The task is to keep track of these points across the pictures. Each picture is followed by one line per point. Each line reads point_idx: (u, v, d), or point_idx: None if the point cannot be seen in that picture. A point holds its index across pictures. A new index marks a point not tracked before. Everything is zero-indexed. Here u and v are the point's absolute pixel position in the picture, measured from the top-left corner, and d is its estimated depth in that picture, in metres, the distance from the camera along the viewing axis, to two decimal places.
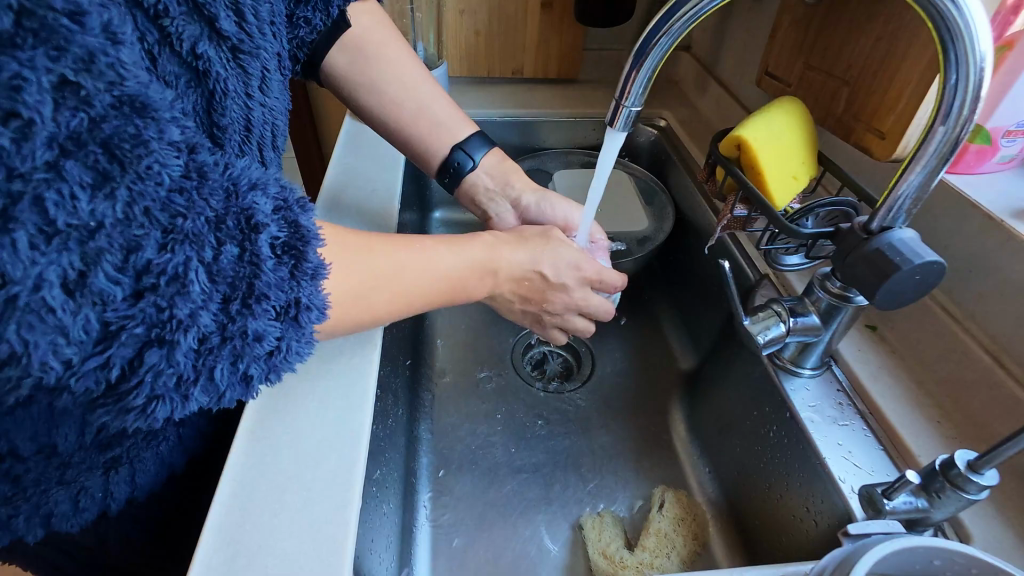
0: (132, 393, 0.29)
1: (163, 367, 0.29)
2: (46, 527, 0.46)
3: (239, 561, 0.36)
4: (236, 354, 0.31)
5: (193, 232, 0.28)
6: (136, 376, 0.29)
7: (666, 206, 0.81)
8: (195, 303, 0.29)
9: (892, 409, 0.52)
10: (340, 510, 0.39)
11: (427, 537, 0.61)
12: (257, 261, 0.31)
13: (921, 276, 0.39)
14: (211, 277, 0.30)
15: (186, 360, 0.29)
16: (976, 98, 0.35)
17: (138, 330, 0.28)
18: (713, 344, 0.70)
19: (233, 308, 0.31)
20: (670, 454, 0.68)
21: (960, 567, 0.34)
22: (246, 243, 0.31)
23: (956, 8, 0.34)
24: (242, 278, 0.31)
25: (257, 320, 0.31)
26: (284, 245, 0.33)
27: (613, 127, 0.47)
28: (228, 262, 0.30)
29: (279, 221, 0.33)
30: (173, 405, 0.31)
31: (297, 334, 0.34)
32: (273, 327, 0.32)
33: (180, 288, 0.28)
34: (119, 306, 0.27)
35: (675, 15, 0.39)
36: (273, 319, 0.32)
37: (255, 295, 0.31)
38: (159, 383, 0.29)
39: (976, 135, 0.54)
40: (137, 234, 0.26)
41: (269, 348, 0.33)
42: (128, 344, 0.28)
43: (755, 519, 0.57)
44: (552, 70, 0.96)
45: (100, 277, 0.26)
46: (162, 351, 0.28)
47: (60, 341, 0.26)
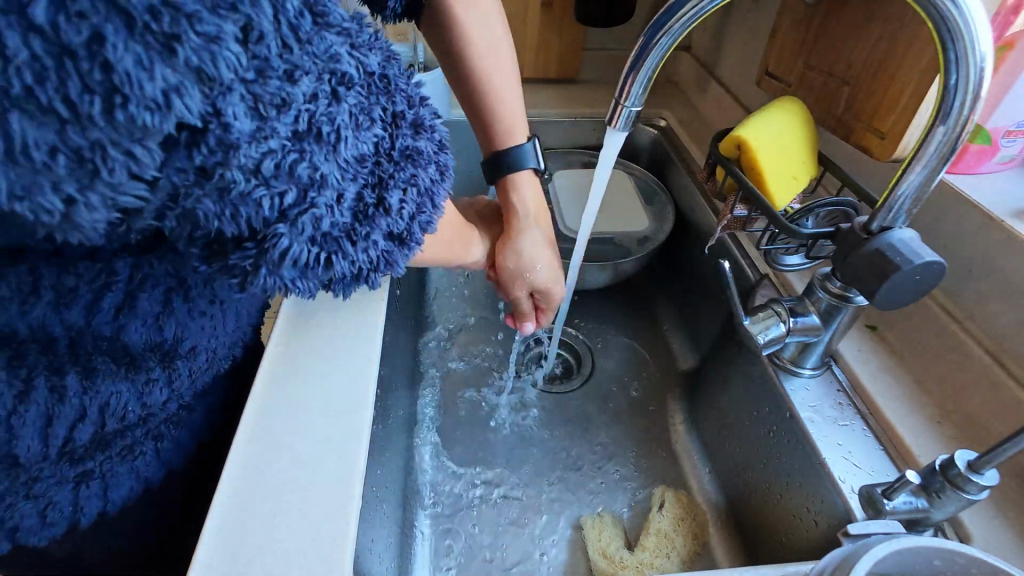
0: (400, 116, 0.35)
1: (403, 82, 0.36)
2: (11, 540, 0.45)
3: (239, 559, 0.37)
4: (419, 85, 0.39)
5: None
6: (396, 92, 0.35)
7: (666, 206, 0.81)
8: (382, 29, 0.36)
9: (892, 409, 0.52)
10: (341, 510, 0.39)
11: (427, 538, 0.61)
12: None
13: (922, 276, 0.39)
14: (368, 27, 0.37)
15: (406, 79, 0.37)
16: (976, 98, 0.35)
17: (381, 43, 0.34)
18: (713, 344, 0.70)
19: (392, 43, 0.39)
20: (670, 455, 0.68)
21: (960, 567, 0.34)
22: None
23: (956, 8, 0.33)
24: None
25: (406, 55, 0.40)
26: None
27: (613, 127, 0.47)
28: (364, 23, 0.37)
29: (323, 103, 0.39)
30: (423, 134, 0.37)
31: None
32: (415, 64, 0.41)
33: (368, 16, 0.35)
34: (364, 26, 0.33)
35: (675, 14, 0.39)
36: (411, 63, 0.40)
37: None
38: (405, 97, 0.36)
39: (976, 135, 0.54)
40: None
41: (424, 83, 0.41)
42: (377, 50, 0.33)
43: (755, 518, 0.57)
44: (553, 69, 0.97)
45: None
46: (395, 64, 0.35)
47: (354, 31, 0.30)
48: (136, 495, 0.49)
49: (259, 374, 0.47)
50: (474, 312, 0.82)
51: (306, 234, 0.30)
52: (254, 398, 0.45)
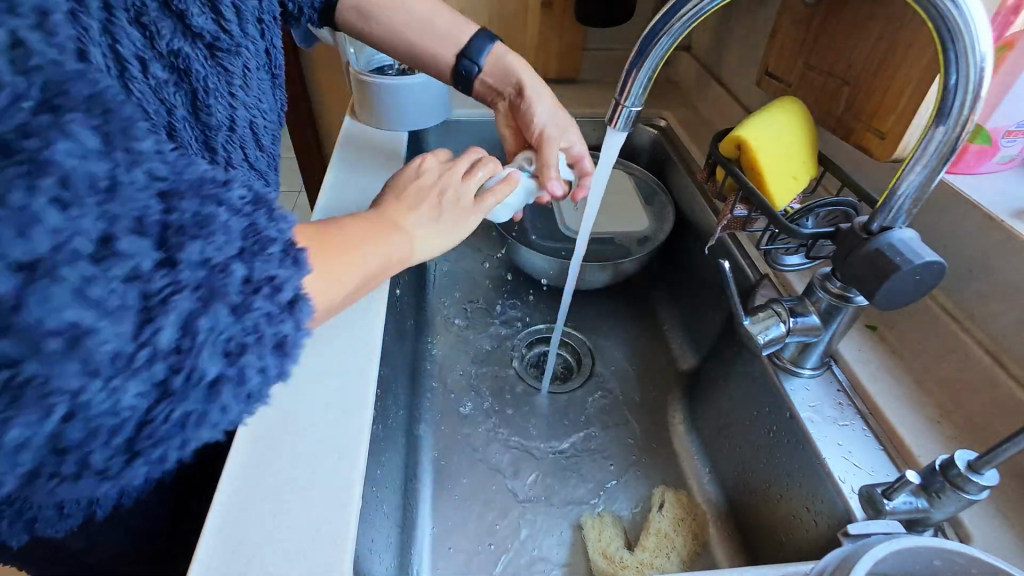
0: (182, 375, 0.26)
1: (212, 329, 0.27)
2: (29, 531, 0.45)
3: (239, 559, 0.37)
4: (271, 308, 0.29)
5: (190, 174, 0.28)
6: (182, 351, 0.26)
7: (666, 206, 0.81)
8: (221, 242, 0.28)
9: (892, 408, 0.52)
10: (342, 510, 0.39)
11: (427, 538, 0.61)
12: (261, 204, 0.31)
13: (922, 276, 0.39)
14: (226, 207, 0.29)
15: (229, 318, 0.27)
16: (977, 98, 0.35)
17: (184, 288, 0.26)
18: (713, 343, 0.70)
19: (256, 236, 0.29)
20: (670, 455, 0.68)
21: (960, 567, 0.34)
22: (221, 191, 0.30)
23: (956, 8, 0.33)
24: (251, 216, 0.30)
25: (272, 258, 0.29)
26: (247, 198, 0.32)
27: (613, 127, 0.47)
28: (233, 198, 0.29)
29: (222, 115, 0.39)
30: (231, 388, 0.28)
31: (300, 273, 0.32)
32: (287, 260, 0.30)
33: (201, 216, 0.27)
34: (151, 270, 0.25)
35: (675, 15, 0.39)
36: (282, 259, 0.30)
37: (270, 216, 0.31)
38: (208, 347, 0.27)
39: (976, 135, 0.54)
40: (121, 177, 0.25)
41: (292, 297, 0.30)
42: (251, 323, 0.28)
43: (755, 518, 0.57)
44: (553, 68, 0.97)
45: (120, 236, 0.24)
46: (206, 305, 0.27)
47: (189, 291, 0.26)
48: (150, 487, 0.50)
49: None
50: (474, 311, 0.82)
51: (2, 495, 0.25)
52: None
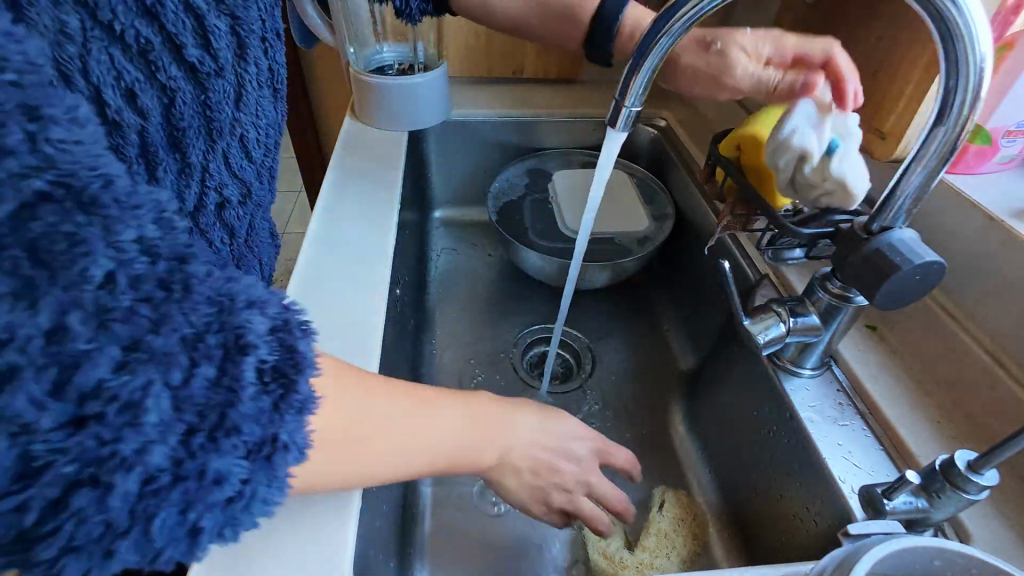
0: (43, 542, 0.23)
1: (88, 515, 0.23)
2: None
3: (240, 559, 0.37)
4: (186, 500, 0.25)
5: (163, 350, 0.24)
6: (53, 521, 0.23)
7: (666, 206, 0.81)
8: (146, 438, 0.24)
9: (892, 409, 0.52)
10: (342, 513, 0.40)
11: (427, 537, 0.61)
12: (235, 387, 0.26)
13: (922, 276, 0.39)
14: (176, 405, 0.25)
15: (122, 505, 0.24)
16: (977, 98, 0.35)
17: (67, 469, 0.23)
18: (713, 343, 0.69)
19: (195, 443, 0.25)
20: (670, 455, 0.68)
21: (960, 567, 0.34)
22: (227, 363, 0.26)
23: (956, 8, 0.33)
24: (214, 406, 0.26)
25: (222, 458, 0.26)
26: (273, 370, 0.28)
27: (613, 127, 0.47)
28: (200, 387, 0.25)
29: (273, 342, 0.28)
30: (87, 566, 0.24)
31: (267, 477, 0.28)
32: (240, 466, 0.27)
33: (130, 420, 0.23)
34: (50, 437, 0.22)
35: (675, 15, 0.39)
36: (241, 456, 0.27)
37: (225, 428, 0.26)
38: (79, 533, 0.23)
39: (976, 135, 0.54)
40: (84, 349, 0.22)
41: (229, 493, 0.27)
42: (172, 504, 0.25)
43: (754, 518, 0.57)
44: (553, 68, 0.97)
45: (18, 401, 0.21)
46: (94, 492, 0.23)
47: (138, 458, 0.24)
48: None
49: None
50: (475, 309, 0.82)
51: None
52: None
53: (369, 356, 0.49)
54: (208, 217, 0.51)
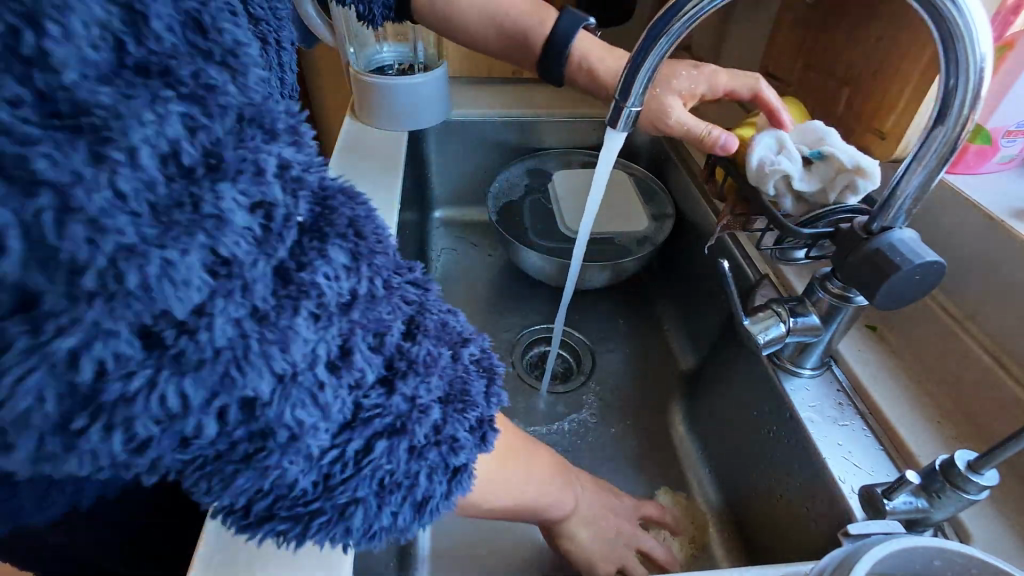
0: (342, 490, 0.27)
1: (383, 463, 0.28)
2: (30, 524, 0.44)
3: (238, 557, 0.36)
4: (435, 462, 0.30)
5: (430, 331, 0.30)
6: (358, 469, 0.27)
7: (666, 206, 0.81)
8: (429, 396, 0.29)
9: (892, 409, 0.52)
10: None
11: None
12: (466, 369, 0.32)
13: (922, 276, 0.39)
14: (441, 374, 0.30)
15: (402, 458, 0.29)
16: (976, 98, 0.35)
17: (385, 421, 0.27)
18: (713, 342, 0.69)
19: (449, 409, 0.30)
20: (670, 455, 0.68)
21: (960, 567, 0.34)
22: (456, 350, 0.32)
23: (956, 8, 0.33)
24: (455, 380, 0.31)
25: (460, 426, 0.31)
26: (478, 361, 0.33)
27: (613, 127, 0.47)
28: (449, 364, 0.31)
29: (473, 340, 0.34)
30: (368, 514, 0.29)
31: (477, 450, 0.32)
32: (468, 438, 0.32)
33: (424, 379, 0.29)
34: (372, 394, 0.27)
35: (675, 15, 0.39)
36: (468, 430, 0.32)
37: (464, 399, 0.31)
38: (372, 479, 0.28)
39: (976, 135, 0.54)
40: (388, 320, 0.27)
41: (458, 460, 0.31)
42: (427, 462, 0.30)
43: (754, 518, 0.57)
44: None
45: (360, 356, 0.25)
46: (389, 443, 0.28)
47: (424, 413, 0.29)
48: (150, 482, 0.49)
49: None
50: (476, 309, 0.82)
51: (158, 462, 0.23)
52: None
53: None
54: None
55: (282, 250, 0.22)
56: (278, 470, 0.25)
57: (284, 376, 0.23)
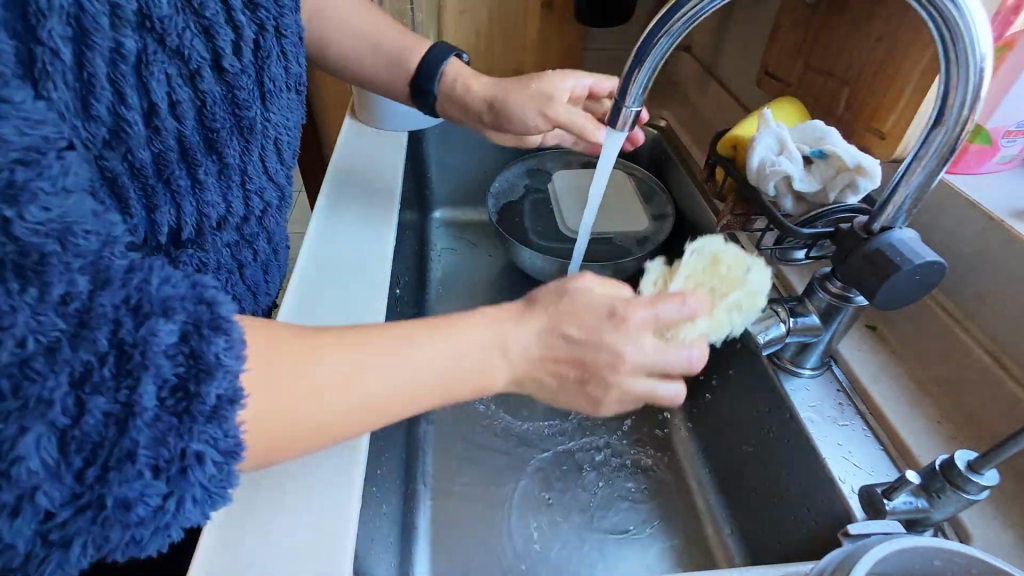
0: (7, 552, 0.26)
1: (6, 533, 0.25)
2: None
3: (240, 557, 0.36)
4: (122, 522, 0.27)
5: (41, 398, 0.25)
6: (12, 538, 0.26)
7: (665, 205, 0.81)
8: (42, 472, 0.25)
9: (892, 409, 0.52)
10: (341, 509, 0.39)
11: (426, 538, 0.61)
12: (120, 422, 0.26)
13: (922, 276, 0.39)
14: (65, 442, 0.25)
15: (29, 530, 0.26)
16: (977, 98, 0.35)
17: (1, 498, 0.25)
18: (712, 341, 0.69)
19: (87, 477, 0.26)
20: (669, 455, 0.68)
21: (960, 567, 0.34)
22: (116, 394, 0.26)
23: (956, 8, 0.33)
24: (106, 442, 0.26)
25: (119, 487, 0.26)
26: (171, 388, 0.27)
27: (613, 128, 0.47)
28: (92, 424, 0.26)
29: (173, 358, 0.27)
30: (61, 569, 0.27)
31: (189, 488, 0.28)
32: (147, 489, 0.27)
33: (22, 460, 0.25)
34: None
35: (675, 15, 0.39)
36: (150, 481, 0.27)
37: (117, 459, 0.26)
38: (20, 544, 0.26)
39: (976, 135, 0.54)
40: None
41: (153, 506, 0.27)
42: (82, 524, 0.26)
43: (754, 517, 0.58)
44: (553, 67, 0.96)
45: None
46: (6, 519, 0.25)
47: (51, 487, 0.25)
48: None
49: None
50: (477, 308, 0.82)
51: None
52: None
53: (378, 308, 0.53)
54: (251, 225, 0.51)
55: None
56: None
57: None
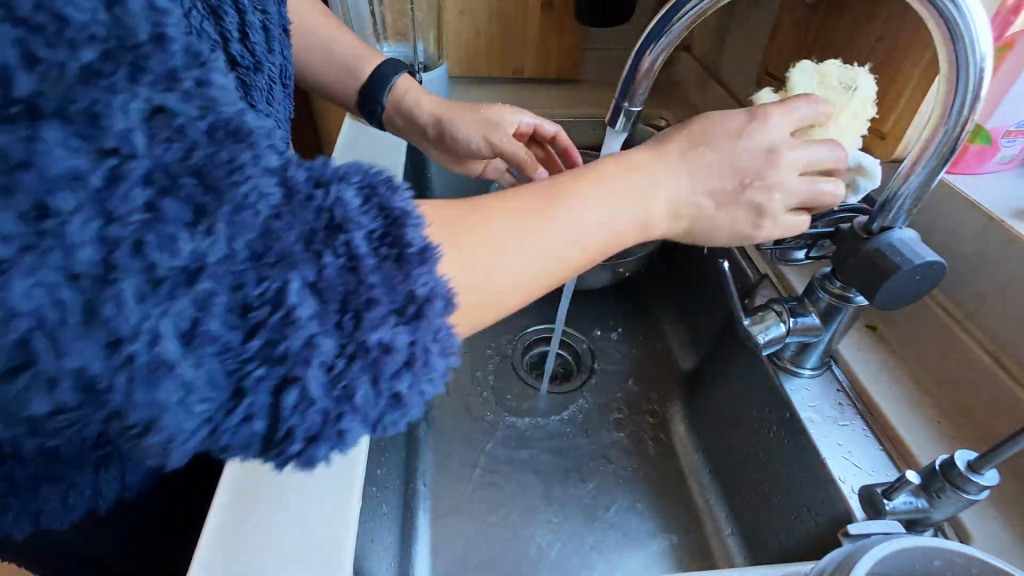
0: (286, 441, 0.24)
1: (299, 407, 0.24)
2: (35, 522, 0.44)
3: (240, 559, 0.36)
4: (369, 377, 0.25)
5: (284, 250, 0.24)
6: (282, 426, 0.24)
7: None
8: (308, 326, 0.24)
9: (892, 409, 0.52)
10: (342, 511, 0.39)
11: (426, 538, 0.61)
12: (353, 259, 0.25)
13: (922, 276, 0.39)
14: (316, 292, 0.24)
15: (319, 397, 0.24)
16: (976, 98, 0.35)
17: (260, 372, 0.23)
18: (712, 341, 0.69)
19: (342, 324, 0.24)
20: (669, 455, 0.68)
21: (960, 567, 0.34)
22: (328, 241, 0.25)
23: (957, 8, 0.33)
24: (352, 287, 0.25)
25: (375, 330, 0.25)
26: (380, 238, 0.26)
27: (612, 127, 0.47)
28: (330, 272, 0.24)
29: (370, 210, 0.27)
30: (330, 444, 0.25)
31: (427, 334, 0.26)
32: (396, 334, 0.25)
33: (285, 320, 0.23)
34: (234, 351, 0.23)
35: (676, 14, 0.39)
36: (395, 324, 0.25)
37: (359, 304, 0.25)
38: (300, 422, 0.24)
39: (976, 135, 0.54)
40: (206, 287, 0.22)
41: (404, 358, 0.25)
42: (359, 377, 0.25)
43: (754, 517, 0.57)
44: (553, 67, 0.95)
45: (212, 323, 0.22)
46: (294, 391, 0.24)
47: (310, 352, 0.24)
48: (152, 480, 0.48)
49: None
50: None
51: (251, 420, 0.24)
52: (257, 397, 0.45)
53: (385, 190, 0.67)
54: None
55: (124, 195, 0.21)
56: (221, 431, 0.24)
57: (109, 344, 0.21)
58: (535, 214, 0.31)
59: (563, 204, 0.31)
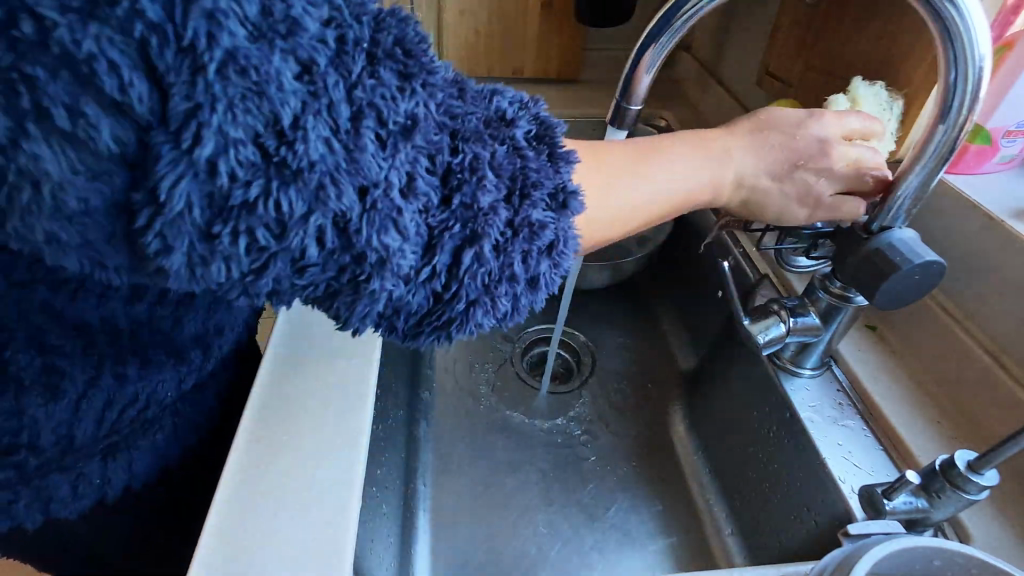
0: (455, 300, 0.29)
1: (476, 269, 0.28)
2: (45, 514, 0.44)
3: (240, 558, 0.36)
4: (525, 248, 0.29)
5: (471, 133, 0.29)
6: (455, 282, 0.28)
7: None
8: (493, 194, 0.28)
9: (892, 409, 0.52)
10: (341, 511, 0.39)
11: (426, 538, 0.61)
12: (518, 150, 0.30)
13: (921, 276, 0.39)
14: (495, 170, 0.29)
15: (493, 258, 0.28)
16: (976, 98, 0.35)
17: (456, 229, 0.28)
18: (713, 341, 0.69)
19: (515, 201, 0.29)
20: (669, 455, 0.68)
21: (960, 567, 0.34)
22: (504, 138, 0.30)
23: (956, 8, 0.33)
24: (517, 170, 0.29)
25: (536, 209, 0.29)
26: (534, 136, 0.32)
27: (611, 127, 0.46)
28: (502, 156, 0.29)
29: (526, 116, 0.32)
30: (486, 309, 0.29)
31: (566, 221, 0.30)
32: (550, 215, 0.30)
33: (478, 180, 0.28)
34: (436, 212, 0.27)
35: (677, 13, 0.39)
36: (547, 208, 0.30)
37: (530, 183, 0.29)
38: (472, 284, 0.28)
39: (976, 135, 0.54)
40: (410, 154, 0.26)
41: (550, 239, 0.30)
42: (518, 250, 0.29)
43: (753, 517, 0.57)
44: (552, 66, 0.95)
45: (422, 181, 0.27)
46: (474, 250, 0.28)
47: (495, 212, 0.28)
48: (155, 476, 0.48)
49: (250, 401, 0.45)
50: None
51: (389, 288, 0.27)
52: (255, 396, 0.45)
53: None
54: None
55: (355, 68, 0.24)
56: (381, 290, 0.27)
57: (359, 190, 0.25)
58: (627, 165, 0.36)
59: (644, 166, 0.36)
